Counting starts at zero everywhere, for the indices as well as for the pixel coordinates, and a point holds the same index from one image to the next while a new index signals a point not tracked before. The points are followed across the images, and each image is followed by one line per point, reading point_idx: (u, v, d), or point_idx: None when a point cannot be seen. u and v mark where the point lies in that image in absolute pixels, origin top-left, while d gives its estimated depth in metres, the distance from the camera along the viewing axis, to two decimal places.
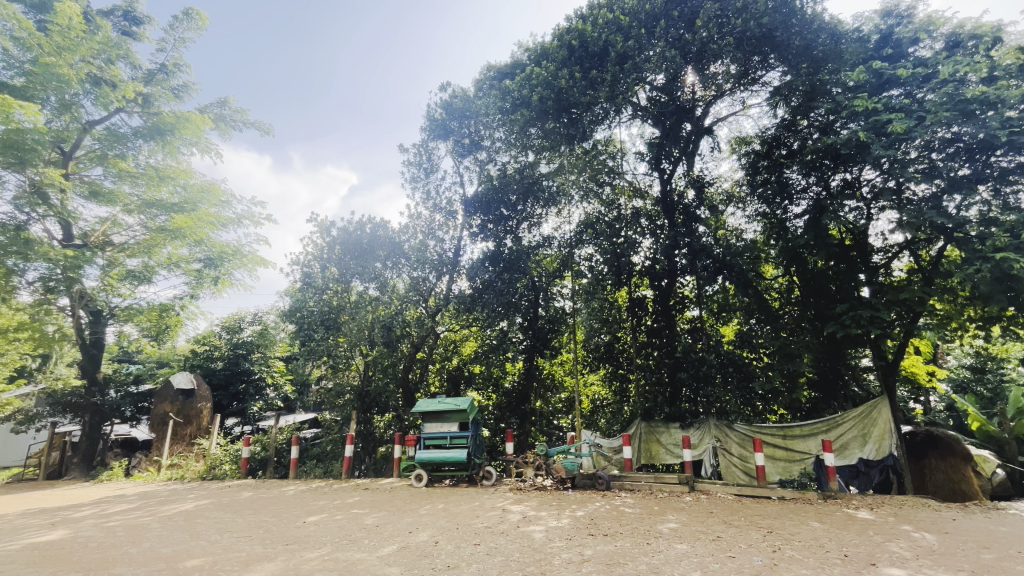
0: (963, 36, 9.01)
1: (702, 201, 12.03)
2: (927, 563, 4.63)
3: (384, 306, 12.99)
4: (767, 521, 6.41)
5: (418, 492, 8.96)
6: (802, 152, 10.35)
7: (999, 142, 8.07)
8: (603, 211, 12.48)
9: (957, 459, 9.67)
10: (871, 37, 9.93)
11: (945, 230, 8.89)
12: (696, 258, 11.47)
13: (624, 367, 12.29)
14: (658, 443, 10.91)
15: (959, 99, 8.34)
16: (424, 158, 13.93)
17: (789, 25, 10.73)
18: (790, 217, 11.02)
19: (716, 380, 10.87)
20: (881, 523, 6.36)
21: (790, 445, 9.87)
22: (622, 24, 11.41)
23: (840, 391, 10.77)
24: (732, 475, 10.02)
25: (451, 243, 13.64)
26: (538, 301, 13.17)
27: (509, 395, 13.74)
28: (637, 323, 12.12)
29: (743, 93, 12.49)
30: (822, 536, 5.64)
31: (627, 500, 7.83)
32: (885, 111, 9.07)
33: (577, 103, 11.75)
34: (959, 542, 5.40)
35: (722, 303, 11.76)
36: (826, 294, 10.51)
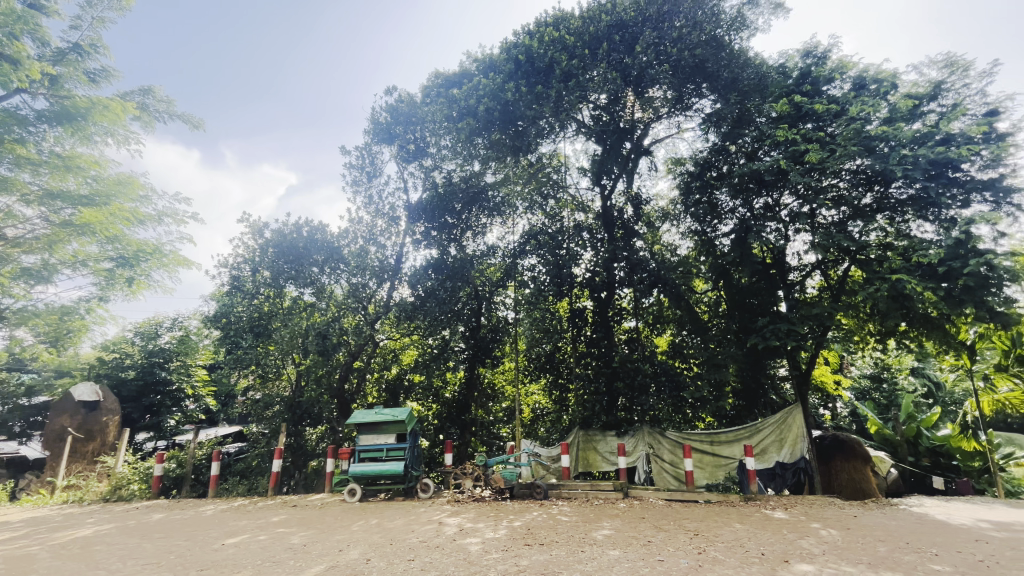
0: (867, 79, 10.17)
1: (640, 217, 12.62)
2: (831, 557, 5.03)
3: (320, 312, 12.55)
4: (694, 524, 6.73)
5: (351, 507, 8.60)
6: (731, 176, 10.97)
7: (893, 175, 9.12)
8: (547, 224, 12.72)
9: (859, 460, 10.65)
10: (793, 73, 10.89)
11: (850, 252, 9.81)
12: (634, 272, 11.91)
13: (564, 376, 12.46)
14: (595, 451, 11.12)
15: (864, 135, 9.40)
16: (366, 162, 13.60)
17: (718, 58, 11.46)
18: (718, 235, 11.74)
19: (650, 390, 11.30)
20: (794, 522, 6.84)
21: (716, 450, 10.42)
22: (567, 43, 11.74)
23: (761, 398, 11.59)
24: (664, 480, 10.50)
25: (393, 249, 13.33)
26: (481, 310, 13.17)
27: (449, 404, 13.58)
28: (577, 334, 12.34)
29: (678, 118, 13.23)
30: (743, 536, 5.99)
31: (564, 509, 7.92)
32: (803, 142, 10.02)
33: (522, 116, 11.94)
34: (859, 537, 5.92)
35: (657, 315, 12.35)
36: (749, 308, 11.30)
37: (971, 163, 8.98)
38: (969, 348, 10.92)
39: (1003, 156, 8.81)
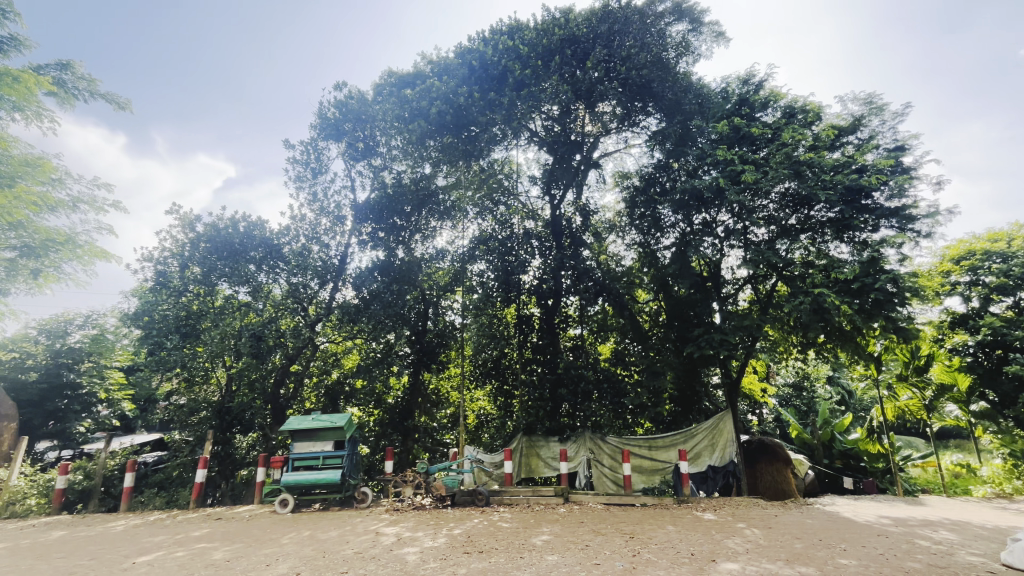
0: (796, 109, 10.99)
1: (588, 227, 12.89)
2: (753, 555, 5.36)
3: (256, 313, 11.92)
4: (630, 527, 6.93)
5: (281, 519, 8.15)
6: (674, 192, 11.44)
7: (816, 198, 9.92)
8: (496, 229, 12.74)
9: (781, 463, 11.44)
10: (731, 98, 11.58)
11: (778, 268, 10.53)
12: (580, 280, 12.25)
13: (509, 383, 12.52)
14: (538, 456, 11.23)
15: (794, 160, 10.16)
16: (311, 157, 13.09)
17: (664, 79, 11.91)
18: (660, 248, 12.23)
19: (593, 397, 11.59)
20: (722, 523, 7.22)
21: (654, 455, 10.79)
22: (521, 53, 11.91)
23: (696, 404, 12.16)
24: (603, 485, 10.71)
25: (337, 249, 12.89)
26: (427, 315, 13.01)
27: (392, 411, 13.21)
28: (523, 340, 12.48)
29: (626, 133, 13.69)
30: (675, 538, 6.24)
31: (504, 515, 7.91)
32: (739, 163, 10.64)
33: (475, 121, 11.94)
34: (778, 535, 6.33)
35: (601, 323, 12.42)
36: (686, 318, 11.78)
37: (881, 192, 9.96)
38: (876, 359, 12.01)
39: (906, 188, 9.83)
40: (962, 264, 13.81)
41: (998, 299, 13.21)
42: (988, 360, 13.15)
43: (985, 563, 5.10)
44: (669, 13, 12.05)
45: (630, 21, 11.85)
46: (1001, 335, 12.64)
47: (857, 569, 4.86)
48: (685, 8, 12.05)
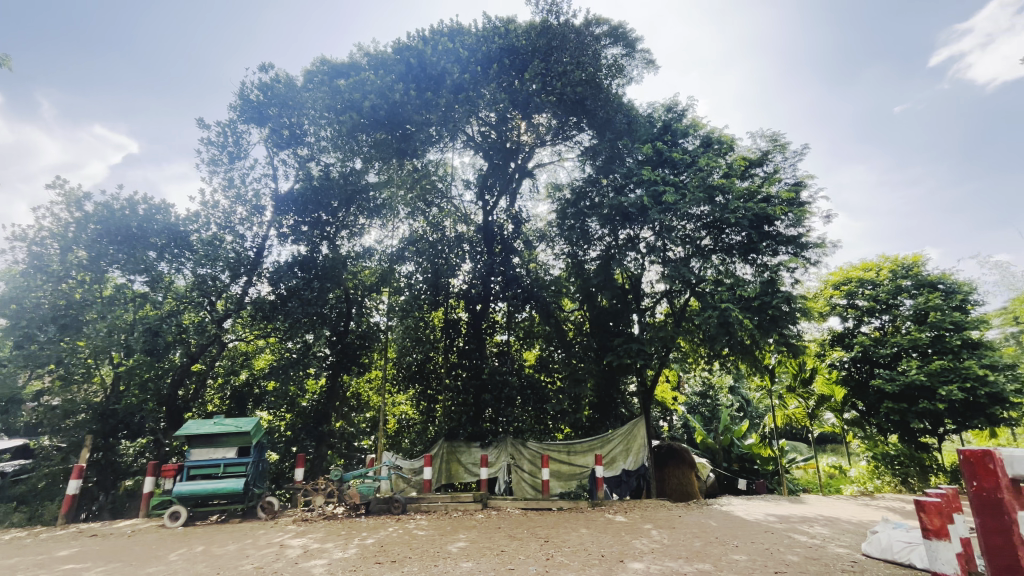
0: (712, 139, 11.96)
1: (519, 235, 13.12)
2: (657, 555, 5.68)
3: (154, 305, 10.77)
4: (545, 531, 7.08)
5: (171, 533, 7.40)
6: (602, 207, 11.90)
7: (726, 221, 10.84)
8: (428, 232, 12.58)
9: (686, 466, 12.26)
10: (657, 123, 12.34)
11: (691, 285, 11.32)
12: (508, 287, 12.46)
13: (433, 388, 12.34)
14: (458, 463, 11.11)
15: (708, 185, 11.02)
16: (228, 140, 12.11)
17: (597, 97, 12.32)
18: (587, 260, 12.63)
19: (516, 402, 11.82)
20: (630, 524, 7.59)
21: (572, 459, 11.06)
22: (461, 56, 11.80)
23: (613, 410, 12.68)
24: (522, 489, 10.88)
25: (253, 241, 11.95)
26: (350, 314, 12.46)
27: (305, 415, 12.48)
28: (451, 344, 12.42)
29: (560, 146, 14.09)
30: (587, 540, 6.45)
31: (420, 523, 7.74)
32: (662, 183, 11.30)
33: (410, 119, 11.66)
34: (680, 535, 6.78)
35: (528, 329, 12.71)
36: (607, 329, 12.52)
37: (782, 221, 11.12)
38: (771, 371, 13.30)
39: (802, 219, 11.05)
40: (841, 289, 15.69)
41: (868, 320, 15.16)
42: (860, 374, 14.98)
43: (849, 554, 5.79)
44: (605, 36, 12.63)
45: (569, 38, 12.18)
46: (870, 352, 14.55)
47: (746, 564, 5.32)
48: (621, 33, 12.68)
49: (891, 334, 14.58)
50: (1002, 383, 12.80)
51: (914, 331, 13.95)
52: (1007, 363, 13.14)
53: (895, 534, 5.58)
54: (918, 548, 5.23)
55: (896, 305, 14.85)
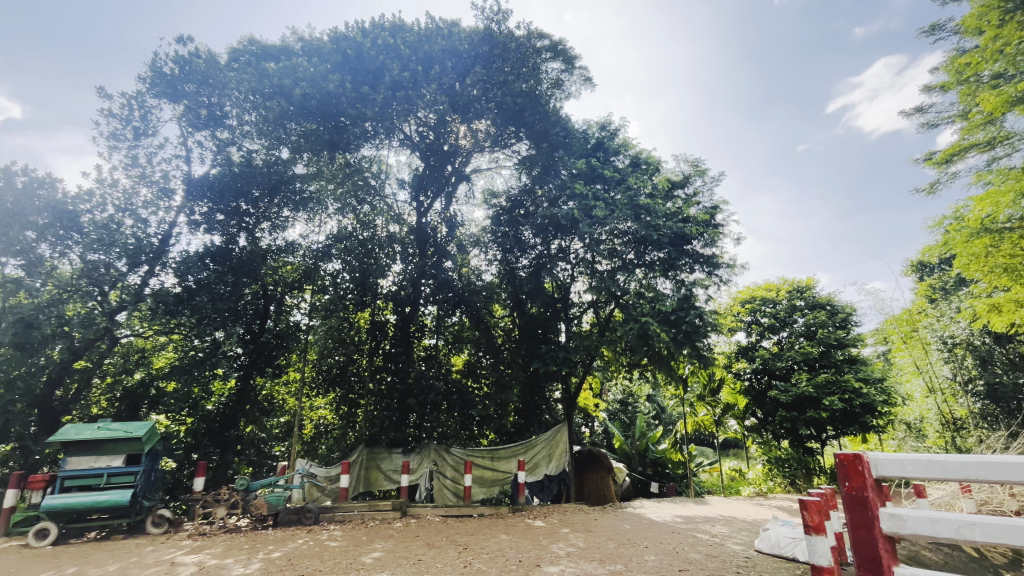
0: (640, 160, 12.71)
1: (452, 238, 12.93)
2: (573, 558, 5.82)
3: (28, 293, 9.41)
4: (465, 538, 7.04)
5: (37, 554, 6.49)
6: (536, 216, 12.21)
7: (650, 238, 11.50)
8: (357, 229, 11.87)
9: (603, 471, 12.86)
10: (591, 139, 12.83)
11: (615, 296, 11.89)
12: (439, 290, 12.51)
13: (355, 392, 11.66)
14: (378, 469, 10.68)
15: (635, 204, 11.62)
16: (134, 114, 10.96)
17: (535, 109, 12.53)
18: (518, 266, 12.83)
19: (442, 407, 11.81)
20: (549, 529, 7.74)
21: (495, 465, 11.07)
22: (401, 53, 11.52)
23: (538, 417, 12.88)
24: (443, 497, 10.63)
25: (158, 227, 10.83)
26: (267, 312, 11.62)
27: (210, 419, 11.33)
28: (374, 347, 11.93)
29: (497, 153, 14.23)
30: (505, 546, 6.49)
31: (333, 533, 7.39)
32: (592, 198, 11.75)
33: (345, 112, 11.30)
34: (595, 538, 7.01)
35: (456, 334, 12.86)
36: (534, 336, 12.84)
37: (698, 241, 11.99)
38: (684, 380, 14.23)
39: (716, 241, 12.00)
40: (747, 306, 17.18)
41: (769, 336, 16.64)
42: (759, 385, 16.29)
43: (744, 550, 6.29)
44: (546, 50, 12.91)
45: (511, 49, 12.27)
46: (769, 364, 16.02)
47: (655, 563, 5.61)
48: (561, 49, 13.03)
49: (786, 348, 16.16)
50: (873, 395, 14.61)
51: (805, 346, 15.61)
52: (877, 378, 15.03)
53: (783, 531, 6.17)
54: (801, 543, 5.81)
55: (791, 322, 16.49)
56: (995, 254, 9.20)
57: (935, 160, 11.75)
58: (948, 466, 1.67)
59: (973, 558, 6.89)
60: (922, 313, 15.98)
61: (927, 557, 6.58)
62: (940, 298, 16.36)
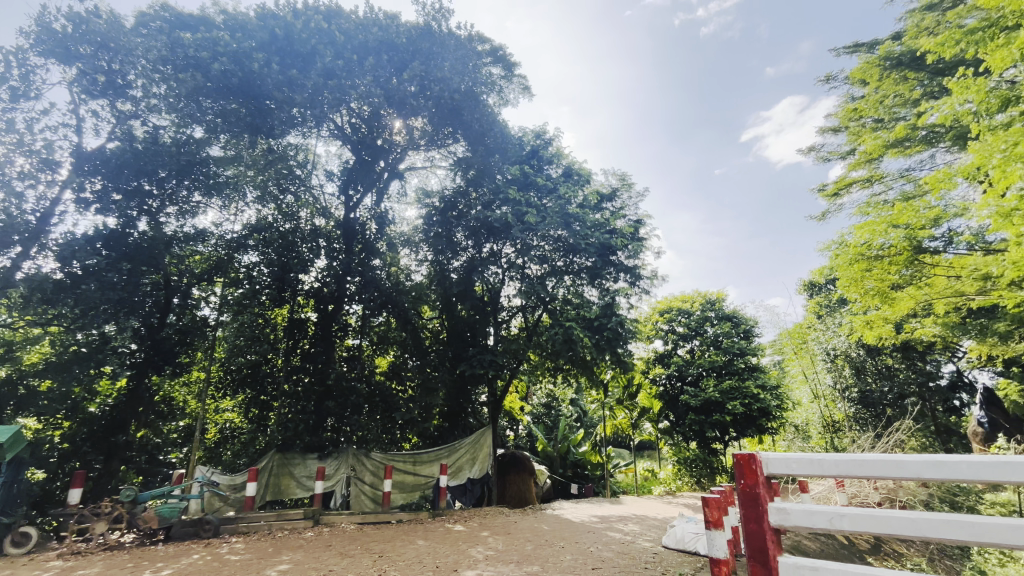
0: (573, 170, 13.14)
1: (382, 236, 12.41)
2: (491, 561, 5.85)
3: None
4: (380, 545, 6.82)
5: None
6: (467, 220, 12.36)
7: (579, 247, 11.89)
8: (279, 220, 11.24)
9: (525, 473, 13.04)
10: (527, 146, 13.01)
11: (544, 301, 12.31)
12: (364, 289, 11.96)
13: (268, 394, 11.03)
14: (290, 476, 10.06)
15: (566, 213, 11.97)
16: (12, 73, 9.54)
17: (473, 110, 12.54)
18: (450, 268, 12.63)
19: (363, 410, 11.28)
20: (468, 533, 7.70)
21: (417, 470, 10.84)
22: (336, 40, 11.07)
23: (462, 419, 12.93)
24: (360, 503, 10.26)
25: (37, 204, 9.47)
26: (169, 305, 10.48)
27: (93, 422, 9.86)
28: (292, 346, 11.31)
29: (433, 152, 14.06)
30: (422, 552, 6.37)
31: (235, 546, 6.85)
32: (525, 204, 11.93)
33: (270, 95, 10.69)
34: (514, 541, 7.05)
35: (382, 335, 12.41)
36: (463, 338, 12.91)
37: (624, 252, 12.54)
38: (605, 385, 14.85)
39: (639, 253, 12.66)
40: (665, 316, 18.34)
41: (683, 344, 17.84)
42: (672, 390, 17.42)
43: (652, 547, 6.64)
44: (487, 54, 12.93)
45: (450, 48, 12.07)
46: (682, 370, 17.24)
47: (569, 563, 5.76)
48: (501, 55, 13.10)
49: (698, 356, 17.40)
50: (769, 400, 16.08)
51: (712, 354, 16.92)
52: (773, 385, 16.58)
53: (688, 526, 6.61)
54: (703, 538, 6.25)
55: (703, 332, 17.79)
56: (869, 276, 10.48)
57: (827, 192, 13.23)
58: (827, 464, 1.87)
59: (843, 545, 7.82)
60: (811, 327, 17.85)
61: (807, 546, 7.36)
62: (826, 314, 18.39)
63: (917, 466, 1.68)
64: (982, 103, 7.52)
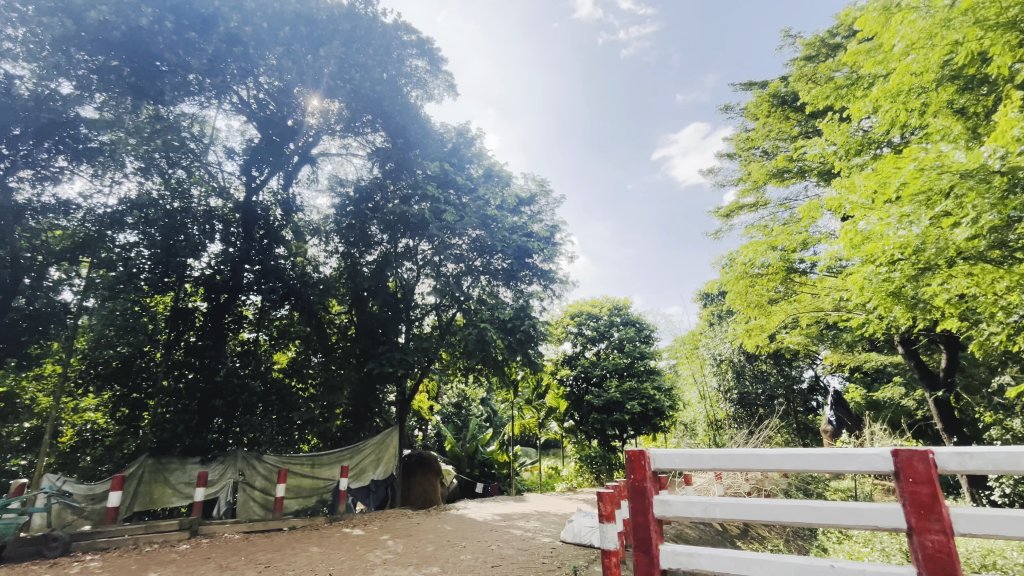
0: (493, 171, 13.22)
1: (288, 223, 11.64)
2: (388, 565, 5.68)
3: None
4: (267, 555, 6.34)
5: None
6: (383, 212, 11.77)
7: (496, 248, 12.04)
8: (166, 197, 9.69)
9: (431, 473, 12.97)
10: (449, 143, 12.84)
11: (459, 301, 12.23)
12: (265, 278, 11.14)
13: (143, 391, 9.86)
14: (164, 483, 8.74)
15: (485, 214, 12.07)
16: None
17: (394, 101, 12.09)
18: (363, 263, 12.00)
19: (257, 410, 10.65)
20: (367, 537, 7.43)
21: (316, 473, 10.22)
22: (243, 5, 10.11)
23: (368, 421, 12.44)
24: (248, 510, 9.26)
25: None
26: (18, 286, 8.68)
27: None
28: (175, 339, 10.25)
29: (349, 139, 13.33)
30: (315, 560, 6.03)
31: (89, 565, 5.97)
32: (444, 202, 11.79)
33: (160, 56, 9.52)
34: (415, 543, 6.91)
35: (283, 329, 11.85)
36: (373, 335, 12.32)
37: (539, 256, 12.89)
38: (515, 385, 15.12)
39: (554, 257, 13.08)
40: (575, 319, 19.19)
41: (590, 346, 18.74)
42: (577, 390, 18.19)
43: (551, 542, 6.87)
44: (413, 45, 12.48)
45: (373, 34, 11.62)
46: (587, 372, 18.08)
47: (469, 562, 5.77)
48: (428, 48, 12.71)
49: (603, 359, 18.33)
50: (663, 400, 17.35)
51: (616, 357, 17.93)
52: (667, 386, 17.96)
53: (584, 520, 6.92)
54: (597, 530, 6.59)
55: (609, 335, 18.80)
56: (752, 291, 11.82)
57: (721, 212, 14.63)
58: (703, 458, 2.06)
59: (718, 531, 8.69)
60: (702, 334, 19.63)
61: (688, 533, 8.08)
62: (716, 323, 20.28)
63: (774, 458, 1.90)
64: (845, 145, 8.77)
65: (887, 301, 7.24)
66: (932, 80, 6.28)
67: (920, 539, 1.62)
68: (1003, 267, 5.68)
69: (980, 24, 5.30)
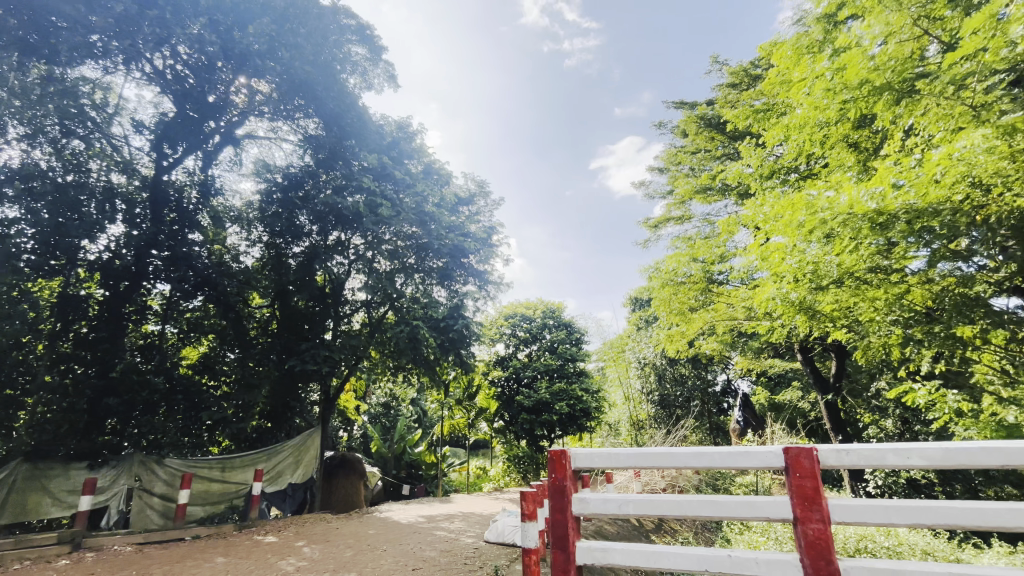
0: (433, 169, 13.06)
1: (204, 206, 10.85)
2: (302, 573, 5.40)
3: None
4: (164, 569, 5.79)
5: None
6: (315, 202, 11.33)
7: (432, 246, 11.86)
8: (56, 169, 8.67)
9: (355, 475, 12.56)
10: (388, 136, 12.49)
11: (392, 298, 11.93)
12: (174, 265, 10.20)
13: (19, 387, 8.44)
14: (41, 491, 7.71)
15: (422, 211, 11.88)
16: None
17: (328, 87, 11.55)
18: (289, 254, 11.62)
19: (159, 410, 9.83)
20: (280, 544, 7.01)
21: (226, 477, 9.49)
22: None
23: (288, 421, 11.74)
24: (144, 519, 8.45)
25: None
26: None
27: None
28: (61, 330, 9.11)
29: (279, 122, 12.56)
30: (219, 572, 5.59)
31: None
32: (379, 196, 11.42)
33: (58, 10, 8.44)
34: (332, 548, 6.62)
35: (195, 322, 10.87)
36: (298, 331, 11.76)
37: (475, 256, 12.89)
38: (446, 385, 15.01)
39: (490, 258, 13.15)
40: (508, 320, 19.46)
41: (523, 348, 19.07)
42: (508, 390, 18.38)
43: (474, 542, 6.88)
44: (353, 31, 12.03)
45: (309, 15, 10.98)
46: (519, 373, 18.34)
47: (390, 565, 5.63)
48: (368, 34, 12.26)
49: (535, 360, 18.68)
50: (589, 401, 17.96)
51: (548, 359, 18.34)
52: (595, 388, 18.64)
53: (508, 519, 7.00)
54: (520, 529, 6.69)
55: (541, 336, 19.21)
56: (676, 298, 12.61)
57: (650, 223, 15.41)
58: (621, 457, 2.13)
59: (635, 526, 9.14)
60: (627, 338, 20.61)
61: (608, 530, 8.41)
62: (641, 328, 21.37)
63: (678, 457, 2.03)
64: (759, 169, 9.56)
65: (790, 311, 7.92)
66: (832, 118, 6.99)
67: (803, 527, 1.78)
68: (880, 286, 6.43)
69: (878, 72, 5.88)
